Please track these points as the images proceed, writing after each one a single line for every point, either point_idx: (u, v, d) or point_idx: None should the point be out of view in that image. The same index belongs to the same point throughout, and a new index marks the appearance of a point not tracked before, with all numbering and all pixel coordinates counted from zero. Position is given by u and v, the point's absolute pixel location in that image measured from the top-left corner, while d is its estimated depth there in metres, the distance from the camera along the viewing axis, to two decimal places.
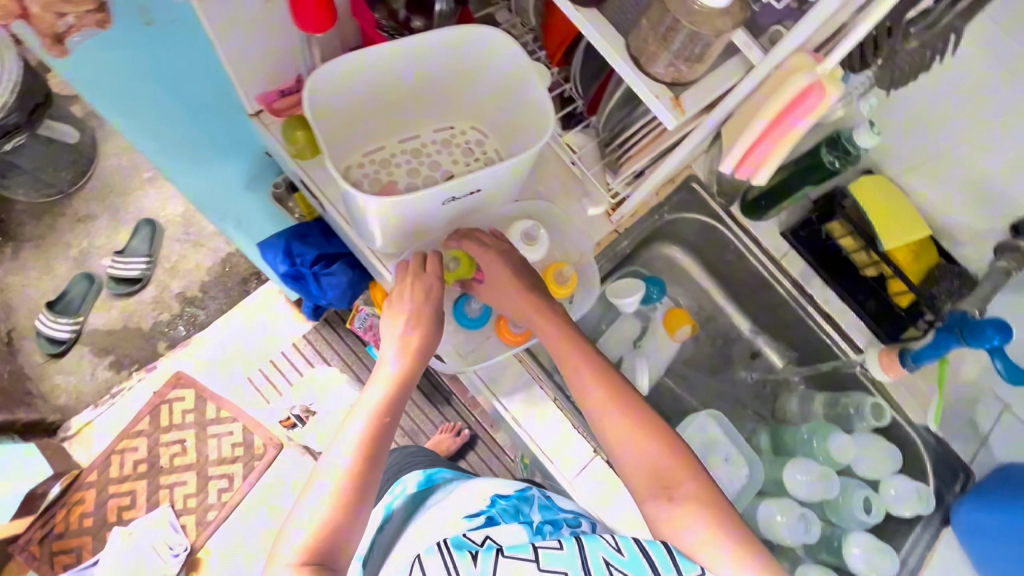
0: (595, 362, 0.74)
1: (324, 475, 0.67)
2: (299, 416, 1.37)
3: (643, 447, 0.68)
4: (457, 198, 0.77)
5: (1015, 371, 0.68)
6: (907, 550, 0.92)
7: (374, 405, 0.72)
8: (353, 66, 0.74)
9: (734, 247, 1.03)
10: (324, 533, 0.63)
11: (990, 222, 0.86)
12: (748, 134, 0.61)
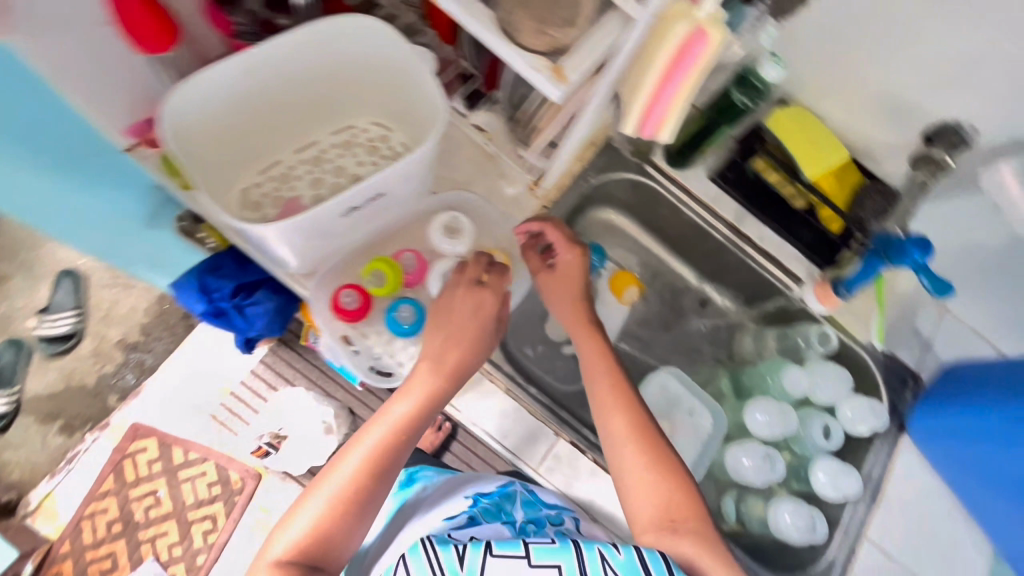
0: (627, 396, 0.75)
1: (334, 480, 0.68)
2: (273, 441, 1.26)
3: (654, 481, 0.70)
4: (359, 207, 0.72)
5: (940, 284, 0.68)
6: (870, 465, 0.95)
7: (395, 425, 0.70)
8: (216, 82, 0.68)
9: (667, 200, 1.02)
10: (318, 537, 0.65)
11: (904, 136, 0.86)
12: (642, 92, 0.58)
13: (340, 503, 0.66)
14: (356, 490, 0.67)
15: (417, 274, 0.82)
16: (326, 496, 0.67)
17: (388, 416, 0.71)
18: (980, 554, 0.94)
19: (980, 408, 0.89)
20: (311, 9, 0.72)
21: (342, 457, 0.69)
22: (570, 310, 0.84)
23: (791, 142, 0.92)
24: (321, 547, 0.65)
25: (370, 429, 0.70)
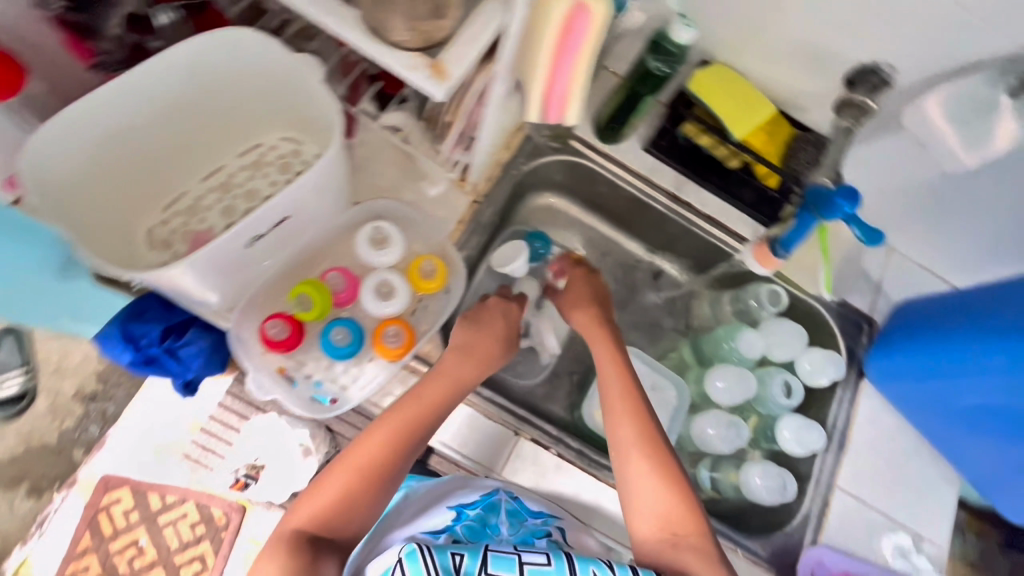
0: (639, 402, 0.76)
1: (361, 453, 0.68)
2: (251, 471, 1.07)
3: (659, 496, 0.68)
4: (263, 233, 0.68)
5: (871, 233, 0.67)
6: (834, 414, 0.95)
7: (427, 412, 0.72)
8: (85, 106, 0.64)
9: (602, 178, 0.99)
10: (336, 509, 0.64)
11: (825, 83, 0.84)
12: (537, 73, 0.55)
13: (365, 477, 0.66)
14: (382, 469, 0.67)
15: (348, 292, 0.78)
16: (352, 468, 0.67)
17: (420, 402, 0.72)
18: (951, 487, 0.95)
19: (906, 351, 0.90)
20: (176, 29, 0.68)
21: (371, 433, 0.69)
22: (585, 319, 0.88)
23: (718, 102, 0.88)
24: (336, 518, 0.64)
25: (402, 410, 0.71)
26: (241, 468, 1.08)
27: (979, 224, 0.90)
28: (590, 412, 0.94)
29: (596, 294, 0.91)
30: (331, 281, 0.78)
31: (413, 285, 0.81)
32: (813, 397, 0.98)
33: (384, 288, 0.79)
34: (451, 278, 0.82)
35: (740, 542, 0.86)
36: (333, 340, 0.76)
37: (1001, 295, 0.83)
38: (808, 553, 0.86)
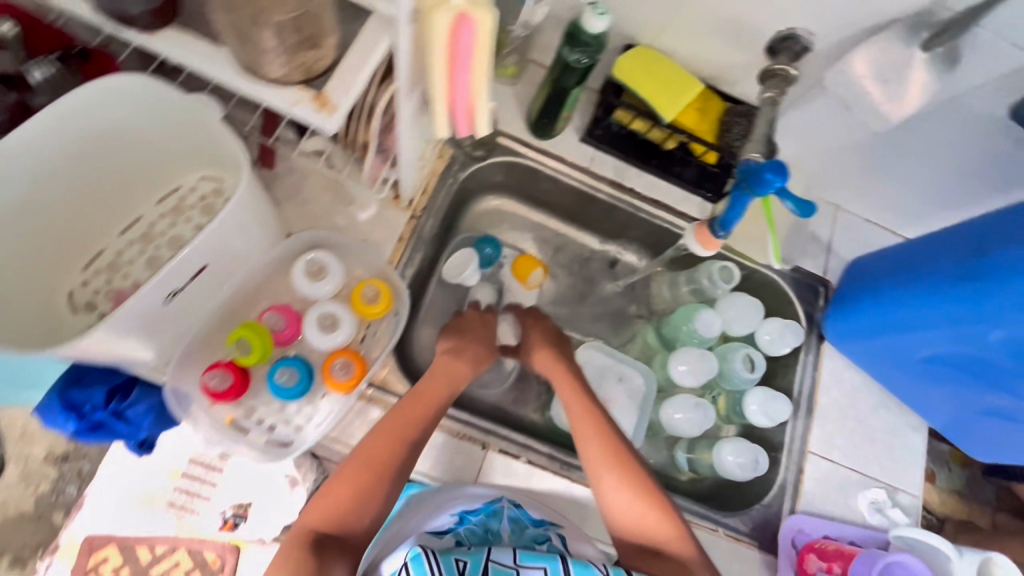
0: (601, 423, 0.78)
1: (368, 455, 0.71)
2: (238, 511, 0.82)
3: (642, 513, 0.71)
4: (180, 289, 0.65)
5: (803, 205, 0.67)
6: (800, 379, 0.96)
7: (428, 414, 0.75)
8: None
9: (544, 174, 0.98)
10: (348, 511, 0.68)
11: (747, 54, 0.83)
12: (437, 92, 0.51)
13: (374, 478, 0.69)
14: (388, 471, 0.70)
15: (290, 329, 0.76)
16: (361, 470, 0.70)
17: (420, 404, 0.75)
18: (919, 435, 0.97)
19: (863, 308, 0.89)
20: (52, 83, 0.67)
21: (375, 436, 0.72)
22: (545, 355, 0.87)
23: (645, 84, 0.85)
24: (348, 520, 0.67)
25: (404, 413, 0.74)
26: (224, 510, 0.81)
27: (914, 176, 0.91)
28: (560, 413, 0.93)
29: (552, 334, 0.90)
30: (270, 321, 0.75)
31: (357, 311, 0.79)
32: (778, 365, 0.99)
33: (328, 320, 0.77)
34: (396, 300, 0.80)
35: (720, 522, 0.86)
36: (280, 382, 0.73)
37: (942, 245, 0.80)
38: (787, 522, 0.87)
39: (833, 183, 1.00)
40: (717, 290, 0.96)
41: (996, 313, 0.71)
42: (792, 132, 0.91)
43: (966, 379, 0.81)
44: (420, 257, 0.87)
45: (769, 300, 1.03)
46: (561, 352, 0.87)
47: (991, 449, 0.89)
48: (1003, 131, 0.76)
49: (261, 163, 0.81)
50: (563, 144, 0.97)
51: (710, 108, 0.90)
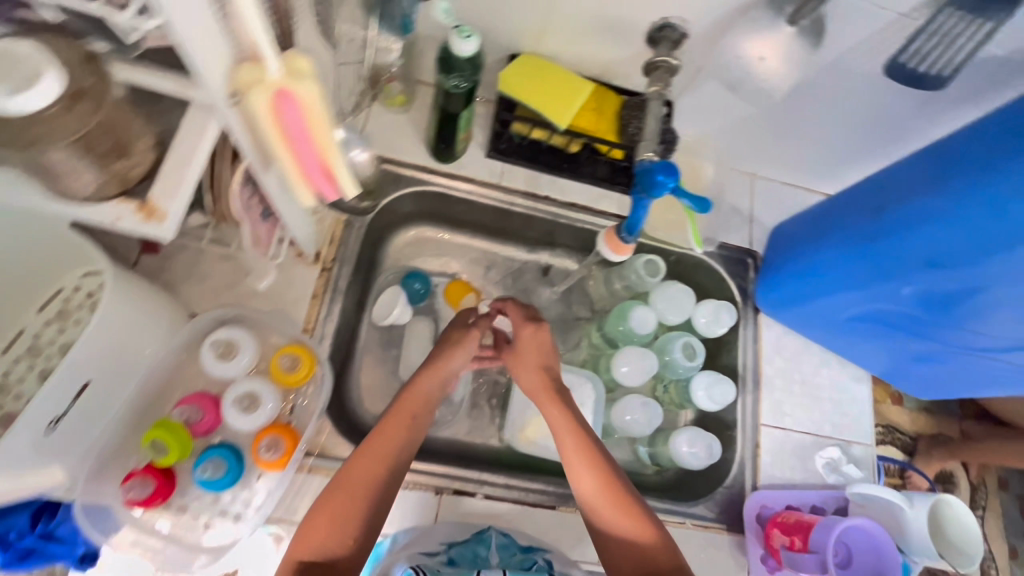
0: (592, 452, 0.73)
1: (353, 475, 0.66)
2: None
3: (634, 536, 0.69)
4: (63, 413, 0.60)
5: (697, 199, 0.67)
6: (743, 354, 0.97)
7: (412, 425, 0.72)
8: None
9: (456, 197, 0.95)
10: (336, 538, 0.63)
11: (627, 49, 0.82)
12: (288, 168, 0.48)
13: (362, 499, 0.65)
14: (376, 491, 0.67)
15: (208, 418, 0.72)
16: (347, 491, 0.66)
17: (405, 415, 0.72)
18: (862, 385, 0.99)
19: (782, 277, 0.90)
20: None
21: (360, 454, 0.68)
22: (535, 382, 0.80)
23: (534, 95, 0.83)
24: (337, 549, 0.63)
25: (388, 429, 0.71)
26: None
27: (814, 139, 0.92)
28: (514, 435, 0.91)
29: (546, 358, 0.81)
30: (185, 414, 0.71)
31: (278, 382, 0.75)
32: (721, 345, 0.99)
33: (249, 398, 0.73)
34: (317, 363, 0.77)
35: (686, 513, 0.87)
36: (205, 476, 0.69)
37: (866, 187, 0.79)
38: (751, 499, 0.88)
39: (743, 156, 1.00)
40: (646, 284, 0.95)
41: (900, 267, 0.73)
42: (691, 114, 0.91)
43: (890, 333, 0.83)
44: (339, 309, 0.84)
45: (702, 280, 1.03)
46: (547, 380, 0.80)
47: (924, 388, 0.92)
48: (885, 85, 0.77)
49: (144, 248, 0.78)
50: (468, 164, 0.95)
51: (607, 105, 0.88)
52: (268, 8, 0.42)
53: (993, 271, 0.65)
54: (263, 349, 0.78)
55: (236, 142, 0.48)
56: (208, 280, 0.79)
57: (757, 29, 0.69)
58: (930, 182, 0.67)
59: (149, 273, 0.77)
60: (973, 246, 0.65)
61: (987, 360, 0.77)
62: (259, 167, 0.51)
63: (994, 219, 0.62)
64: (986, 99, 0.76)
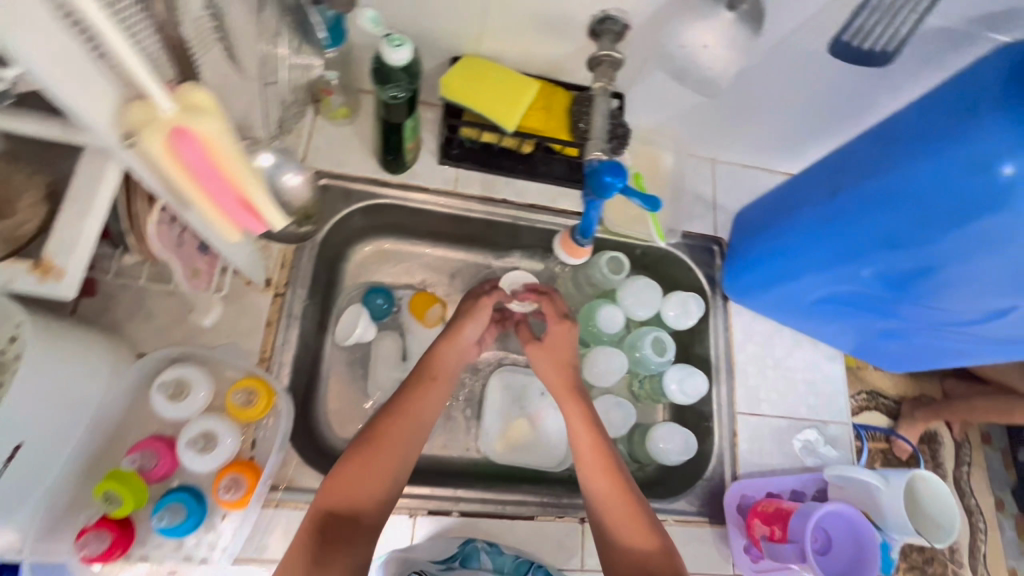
0: (606, 456, 0.73)
1: (385, 435, 0.69)
2: None
3: (633, 541, 0.68)
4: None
5: (646, 198, 0.66)
6: (714, 343, 0.96)
7: (437, 392, 0.76)
8: None
9: (411, 208, 0.93)
10: (364, 492, 0.66)
11: (570, 45, 0.80)
12: (205, 211, 0.45)
13: (391, 458, 0.68)
14: (405, 453, 0.70)
15: (164, 463, 0.69)
16: (378, 449, 0.68)
17: (432, 381, 0.76)
18: (835, 363, 0.99)
19: (748, 266, 0.89)
20: None
21: (391, 417, 0.71)
22: (558, 380, 0.80)
23: (477, 98, 0.80)
24: (363, 502, 0.66)
25: (417, 397, 0.74)
26: None
27: (769, 121, 0.90)
28: (490, 445, 0.89)
29: (572, 359, 0.81)
30: (138, 461, 0.68)
31: (235, 418, 0.73)
32: (693, 334, 0.98)
33: (205, 438, 0.71)
34: (274, 395, 0.74)
35: (667, 510, 0.86)
36: (166, 525, 0.66)
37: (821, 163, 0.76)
38: (731, 490, 0.87)
39: (700, 142, 0.98)
40: (611, 281, 0.94)
41: (858, 252, 0.71)
42: (643, 105, 0.89)
43: (855, 312, 0.82)
44: (295, 335, 0.81)
45: (670, 271, 1.01)
46: (571, 378, 0.79)
47: (900, 361, 0.92)
48: (832, 65, 0.76)
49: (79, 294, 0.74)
50: (421, 173, 0.92)
51: (557, 102, 0.84)
52: (152, 43, 0.39)
53: (947, 250, 0.63)
54: (218, 384, 0.75)
55: (143, 181, 0.44)
56: (154, 318, 0.76)
57: (697, 18, 0.67)
58: (885, 161, 0.65)
59: (90, 316, 0.74)
60: (924, 226, 0.63)
61: (957, 333, 0.76)
62: (178, 207, 0.47)
63: (943, 197, 0.60)
64: (934, 67, 0.74)
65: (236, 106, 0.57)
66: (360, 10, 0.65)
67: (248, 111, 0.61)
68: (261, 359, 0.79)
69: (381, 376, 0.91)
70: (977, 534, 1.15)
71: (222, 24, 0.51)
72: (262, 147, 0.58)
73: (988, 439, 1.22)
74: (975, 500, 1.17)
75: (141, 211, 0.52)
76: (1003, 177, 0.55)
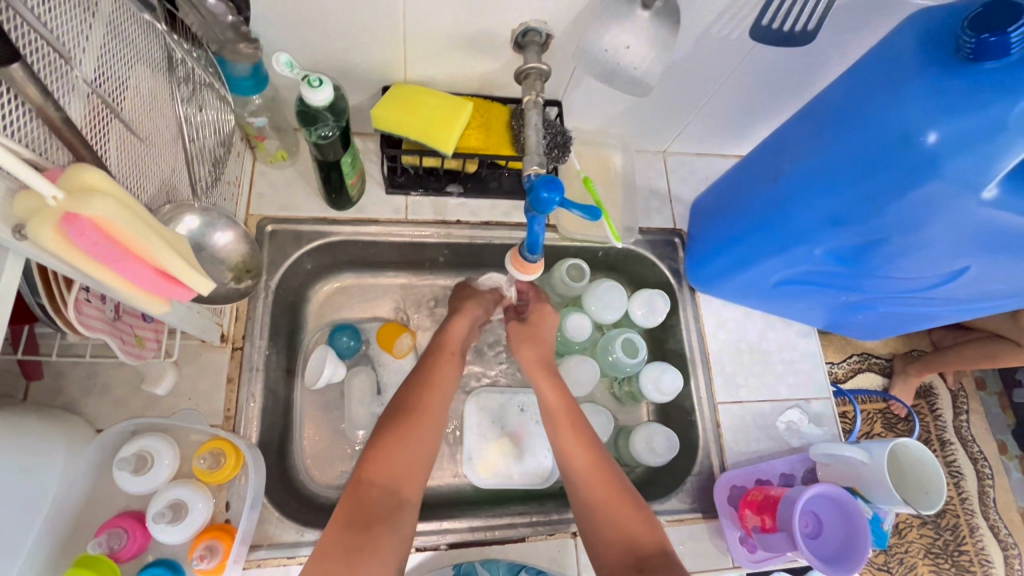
0: (589, 440, 0.76)
1: (418, 410, 0.75)
2: None
3: (627, 524, 0.69)
4: None
5: (584, 208, 0.65)
6: (687, 336, 0.96)
7: (453, 367, 0.82)
8: None
9: (364, 241, 0.91)
10: (403, 465, 0.70)
11: (498, 61, 0.79)
12: (122, 290, 0.43)
13: (425, 432, 0.74)
14: (434, 427, 0.75)
15: (134, 540, 0.67)
16: (412, 423, 0.74)
17: (448, 352, 0.83)
18: (811, 339, 0.99)
19: (704, 260, 0.89)
20: None
21: (419, 395, 0.77)
22: (531, 357, 0.84)
23: (410, 121, 0.77)
24: (402, 477, 0.69)
25: (438, 373, 0.80)
26: None
27: (711, 110, 0.90)
28: (474, 470, 0.87)
29: (549, 338, 0.86)
30: (106, 542, 0.65)
31: (204, 482, 0.71)
32: (666, 330, 0.99)
33: (174, 508, 0.68)
34: (240, 452, 0.72)
35: (659, 512, 0.85)
36: None
37: (756, 152, 0.77)
38: (719, 482, 0.86)
39: (646, 137, 0.98)
40: (575, 288, 0.93)
41: (803, 233, 0.70)
42: (582, 108, 0.89)
43: (815, 290, 0.82)
44: (259, 388, 0.79)
45: (636, 269, 1.01)
46: (545, 358, 0.84)
47: (872, 328, 0.92)
48: (759, 48, 0.75)
49: (27, 379, 0.72)
50: (369, 206, 0.91)
51: (495, 117, 0.82)
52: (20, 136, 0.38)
53: (887, 220, 0.62)
54: (184, 449, 0.73)
55: (53, 267, 0.42)
56: (111, 391, 0.74)
57: (614, 20, 0.66)
58: (814, 140, 0.66)
59: (43, 399, 0.72)
60: (863, 200, 0.63)
61: (920, 297, 0.76)
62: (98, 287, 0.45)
63: (877, 170, 0.60)
64: (858, 39, 0.74)
65: (146, 171, 0.55)
66: (273, 54, 0.62)
67: (170, 175, 0.59)
68: (226, 417, 0.77)
69: (357, 414, 0.89)
70: (984, 481, 1.15)
71: (116, 93, 0.50)
72: (187, 211, 0.59)
73: (982, 384, 1.23)
74: (978, 448, 1.17)
75: (60, 293, 0.48)
76: (928, 145, 0.55)
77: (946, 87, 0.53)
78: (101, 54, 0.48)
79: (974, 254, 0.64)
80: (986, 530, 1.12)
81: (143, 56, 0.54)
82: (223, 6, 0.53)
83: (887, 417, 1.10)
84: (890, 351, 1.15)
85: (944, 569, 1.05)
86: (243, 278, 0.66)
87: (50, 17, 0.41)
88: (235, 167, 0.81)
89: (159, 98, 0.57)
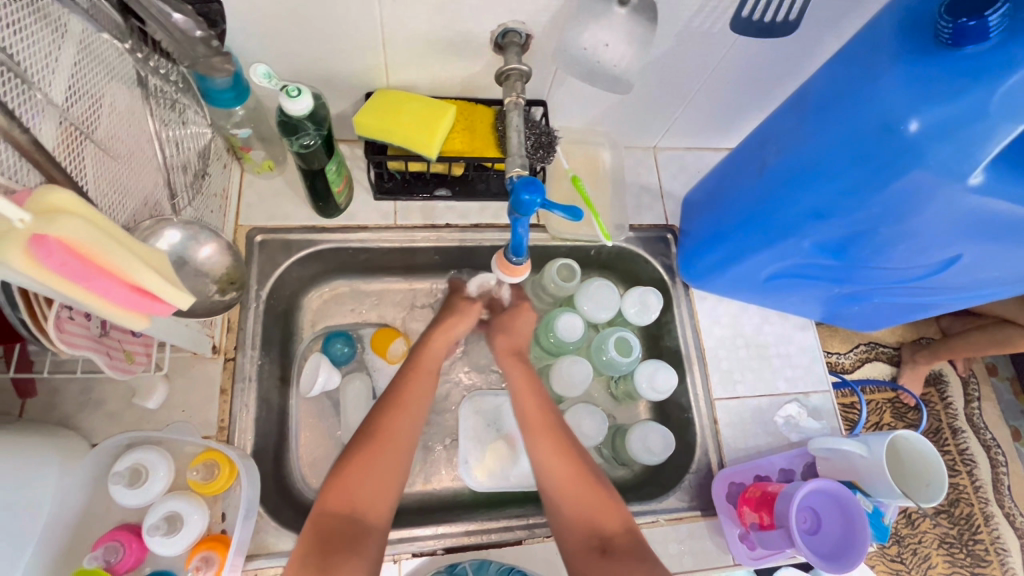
0: (559, 429, 0.76)
1: (386, 431, 0.73)
2: None
3: (597, 515, 0.70)
4: None
5: (565, 208, 0.65)
6: (683, 333, 0.95)
7: (429, 381, 0.80)
8: None
9: (355, 247, 0.91)
10: (370, 489, 0.69)
11: (480, 64, 0.78)
12: (99, 309, 0.42)
13: (390, 456, 0.71)
14: (403, 448, 0.73)
15: (131, 552, 0.67)
16: (380, 446, 0.72)
17: (421, 371, 0.80)
18: (808, 332, 0.98)
19: (694, 256, 0.88)
20: None
21: (386, 414, 0.75)
22: (504, 346, 0.84)
23: (393, 126, 0.76)
24: (370, 501, 0.69)
25: (410, 389, 0.78)
26: None
27: (699, 104, 0.89)
28: (471, 475, 0.86)
29: (525, 332, 0.86)
30: (102, 556, 0.66)
31: (200, 494, 0.72)
32: (661, 327, 0.98)
33: (170, 520, 0.69)
34: (230, 463, 0.72)
35: (657, 511, 0.84)
36: None
37: (742, 146, 0.76)
38: (718, 478, 0.85)
39: (636, 135, 0.97)
40: (567, 289, 0.92)
41: (790, 228, 0.69)
42: (567, 107, 0.88)
43: (805, 282, 0.81)
44: (253, 398, 0.80)
45: (629, 267, 1.00)
46: (517, 347, 0.84)
47: (871, 320, 0.91)
48: (740, 43, 0.75)
49: (22, 396, 0.73)
50: (359, 213, 0.91)
51: (479, 119, 0.82)
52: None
53: (874, 211, 0.62)
54: (179, 461, 0.74)
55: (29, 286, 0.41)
56: (106, 405, 0.75)
57: (591, 19, 0.66)
58: (796, 133, 0.65)
59: (39, 415, 0.73)
60: (845, 194, 0.62)
61: (912, 287, 0.75)
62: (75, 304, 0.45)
63: (862, 161, 0.59)
64: (842, 27, 0.73)
65: (121, 185, 0.55)
66: (252, 66, 0.62)
67: (151, 191, 0.60)
68: (219, 428, 0.77)
69: (353, 420, 0.89)
70: (998, 468, 1.13)
71: (89, 113, 0.51)
72: (167, 225, 0.60)
73: (993, 370, 1.21)
74: (991, 435, 1.15)
75: (42, 310, 0.49)
76: (909, 134, 0.54)
77: (926, 76, 0.52)
78: (72, 74, 0.48)
79: (958, 242, 0.63)
80: (1002, 517, 1.10)
81: (115, 74, 0.54)
82: (191, 22, 0.52)
83: (895, 407, 1.09)
84: (895, 340, 1.13)
85: (958, 559, 1.04)
86: (228, 291, 0.66)
87: (16, 44, 0.42)
88: (222, 179, 0.82)
89: (134, 116, 0.57)
